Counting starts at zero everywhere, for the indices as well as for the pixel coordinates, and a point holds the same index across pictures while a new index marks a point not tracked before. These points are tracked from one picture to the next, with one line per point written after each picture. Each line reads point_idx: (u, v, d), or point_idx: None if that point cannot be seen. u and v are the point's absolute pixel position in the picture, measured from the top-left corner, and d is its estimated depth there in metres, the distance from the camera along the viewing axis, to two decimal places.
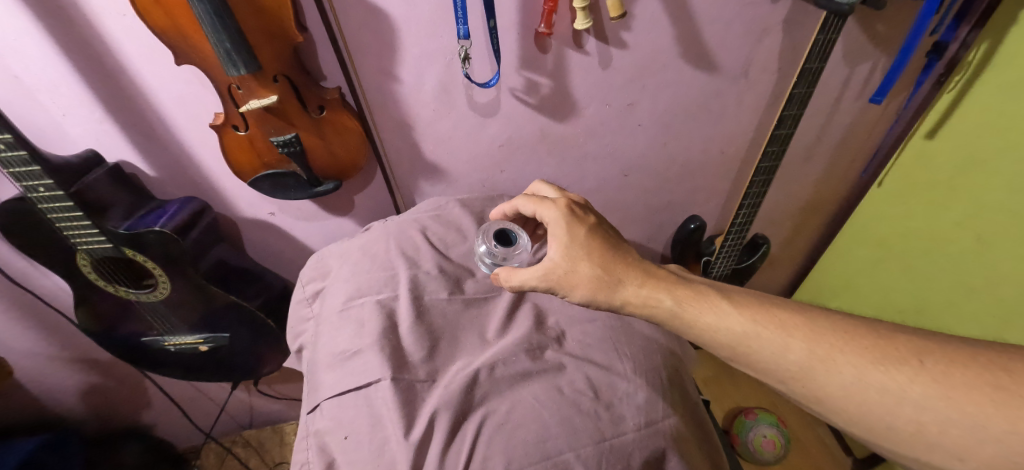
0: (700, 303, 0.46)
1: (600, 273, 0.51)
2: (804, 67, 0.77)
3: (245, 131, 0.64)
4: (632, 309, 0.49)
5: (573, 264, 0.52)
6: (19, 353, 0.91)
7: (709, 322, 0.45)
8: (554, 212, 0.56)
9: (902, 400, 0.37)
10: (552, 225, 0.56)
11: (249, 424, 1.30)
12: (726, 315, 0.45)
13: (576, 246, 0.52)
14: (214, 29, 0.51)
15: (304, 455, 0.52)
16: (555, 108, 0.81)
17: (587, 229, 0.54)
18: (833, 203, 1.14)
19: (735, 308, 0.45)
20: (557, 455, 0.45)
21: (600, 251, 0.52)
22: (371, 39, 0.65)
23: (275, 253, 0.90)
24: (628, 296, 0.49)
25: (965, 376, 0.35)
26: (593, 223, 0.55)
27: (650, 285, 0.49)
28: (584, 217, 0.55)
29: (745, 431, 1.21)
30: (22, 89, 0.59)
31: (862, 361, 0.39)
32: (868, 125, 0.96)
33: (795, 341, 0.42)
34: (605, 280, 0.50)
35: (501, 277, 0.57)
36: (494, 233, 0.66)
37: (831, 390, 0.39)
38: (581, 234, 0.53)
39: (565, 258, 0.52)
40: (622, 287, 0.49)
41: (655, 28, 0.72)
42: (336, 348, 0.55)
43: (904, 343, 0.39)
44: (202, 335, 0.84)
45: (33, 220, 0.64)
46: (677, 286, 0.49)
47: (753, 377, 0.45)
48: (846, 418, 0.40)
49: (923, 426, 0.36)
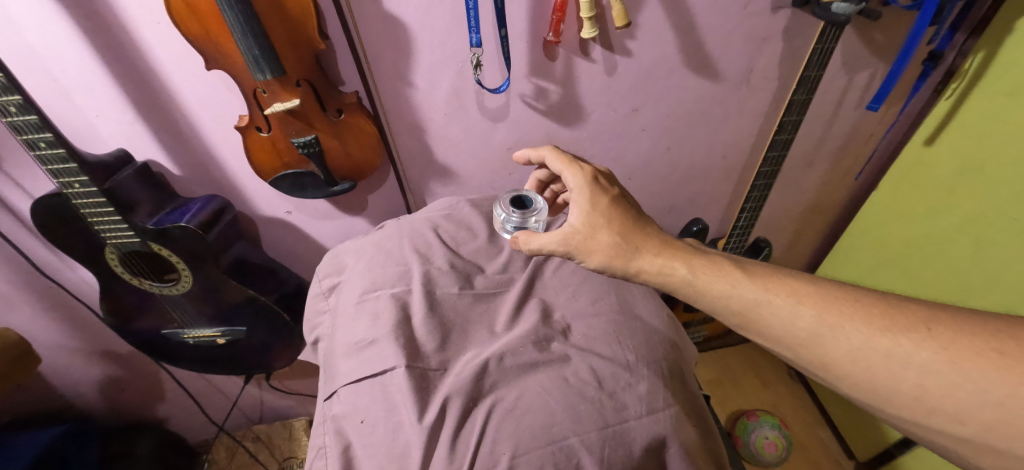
0: (714, 272, 0.49)
1: (619, 240, 0.53)
2: (803, 74, 0.80)
3: (268, 133, 0.68)
4: (646, 278, 0.52)
5: (593, 230, 0.54)
6: (43, 344, 0.95)
7: (722, 290, 0.48)
8: (579, 178, 0.59)
9: (907, 364, 0.39)
10: (575, 191, 0.58)
11: (259, 419, 1.33)
12: (739, 283, 0.48)
13: (597, 214, 0.55)
14: (244, 36, 0.55)
15: (321, 439, 0.55)
16: (561, 113, 0.83)
17: (609, 198, 0.56)
18: (835, 208, 1.16)
19: (748, 277, 0.48)
20: (563, 439, 0.47)
21: (621, 219, 0.54)
22: (388, 46, 0.68)
23: (290, 250, 0.93)
24: (644, 264, 0.52)
25: (971, 342, 0.37)
26: (616, 193, 0.57)
27: (666, 255, 0.52)
28: (608, 186, 0.58)
29: (746, 433, 1.23)
30: (60, 91, 0.63)
31: (869, 327, 0.41)
32: (868, 131, 0.99)
33: (804, 309, 0.44)
34: (623, 248, 0.53)
35: (519, 239, 0.60)
36: (510, 199, 0.69)
37: (836, 355, 0.42)
38: (603, 203, 0.56)
39: (586, 224, 0.55)
40: (639, 255, 0.52)
41: (659, 37, 0.75)
42: (353, 338, 0.58)
43: (913, 312, 0.41)
44: (220, 328, 0.87)
45: (66, 214, 0.68)
46: (693, 257, 0.51)
47: (758, 344, 0.48)
48: (851, 385, 0.42)
49: (926, 390, 0.38)
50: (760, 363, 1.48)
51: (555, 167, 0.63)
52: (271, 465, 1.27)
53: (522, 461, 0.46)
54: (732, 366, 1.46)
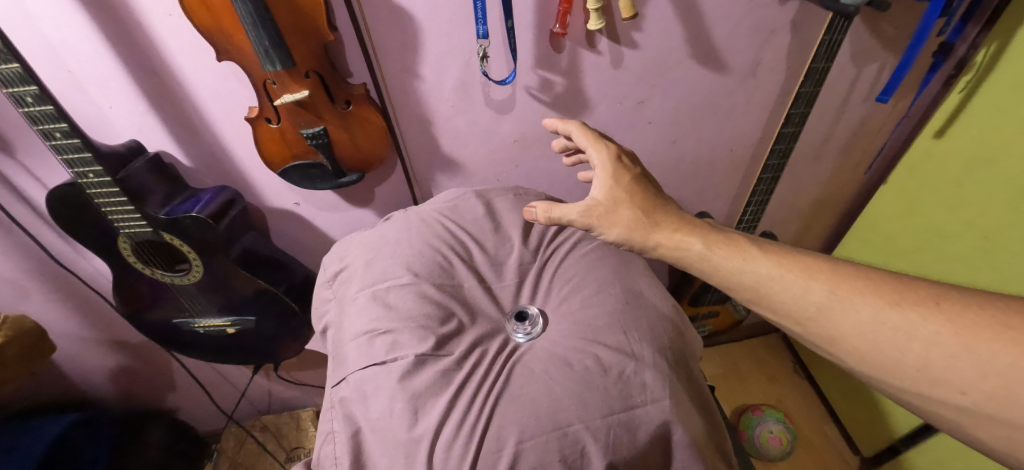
0: (730, 248, 0.49)
1: (640, 216, 0.53)
2: (811, 66, 0.79)
3: (277, 124, 0.69)
4: (663, 253, 0.52)
5: (615, 204, 0.54)
6: (57, 333, 0.97)
7: (738, 264, 0.48)
8: (604, 156, 0.57)
9: (913, 337, 0.39)
10: (598, 168, 0.57)
11: (267, 409, 1.35)
12: (754, 258, 0.48)
13: (620, 189, 0.54)
14: (255, 28, 0.55)
15: (331, 424, 0.56)
16: (567, 106, 0.84)
17: (632, 176, 0.56)
18: (842, 202, 1.16)
19: (764, 254, 0.48)
20: (568, 426, 0.49)
21: (643, 196, 0.54)
22: (396, 38, 0.69)
23: (299, 242, 0.94)
24: (662, 239, 0.52)
25: (978, 317, 0.38)
26: (639, 172, 0.57)
27: (684, 231, 0.52)
28: (631, 166, 0.57)
29: (751, 426, 1.23)
30: (74, 83, 0.64)
31: (879, 302, 0.42)
32: (875, 124, 0.98)
33: (816, 284, 0.45)
34: (642, 222, 0.52)
35: (538, 210, 0.56)
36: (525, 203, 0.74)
37: (844, 328, 0.42)
38: (625, 179, 0.55)
39: (608, 198, 0.54)
40: (658, 230, 0.52)
41: (666, 28, 0.75)
42: (361, 326, 0.59)
43: (922, 288, 0.42)
44: (230, 318, 0.88)
45: (81, 204, 0.69)
46: (710, 233, 0.51)
47: (767, 319, 0.48)
48: (855, 357, 0.42)
49: (929, 361, 0.38)
50: (766, 358, 1.48)
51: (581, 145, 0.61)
52: (279, 454, 1.29)
53: (527, 446, 0.48)
54: (736, 361, 1.47)
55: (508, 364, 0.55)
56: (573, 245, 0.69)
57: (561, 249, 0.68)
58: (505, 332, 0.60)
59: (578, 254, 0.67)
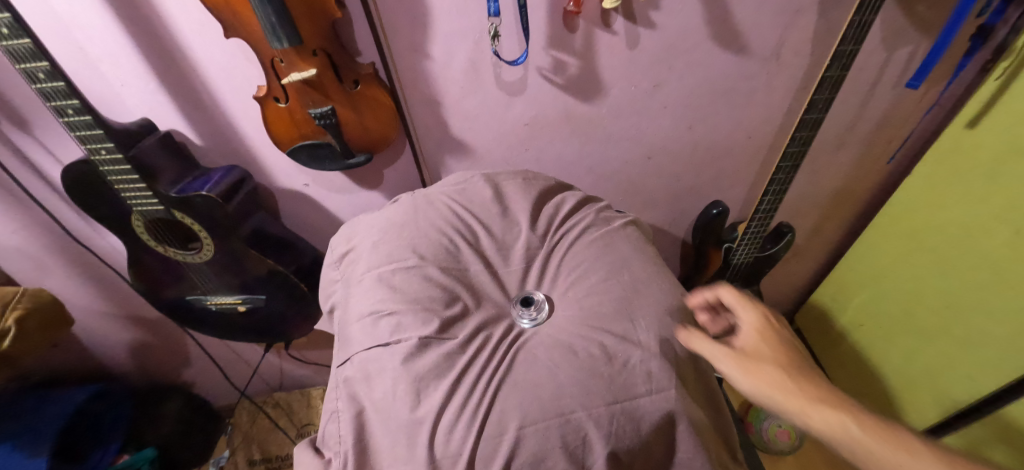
0: (891, 438, 0.44)
1: (785, 375, 0.50)
2: (838, 49, 0.76)
3: (285, 103, 0.68)
4: (808, 426, 0.47)
5: (761, 359, 0.51)
6: (77, 306, 1.00)
7: (900, 460, 0.43)
8: (752, 313, 0.57)
9: None
10: (745, 321, 0.57)
11: (279, 386, 1.38)
12: (921, 457, 0.42)
13: (766, 347, 0.53)
14: (261, 4, 0.54)
15: (335, 403, 0.57)
16: (580, 88, 0.82)
17: (782, 339, 0.54)
18: (865, 193, 1.12)
19: (933, 454, 0.42)
20: (571, 412, 0.48)
21: (790, 359, 0.52)
22: (405, 16, 0.67)
23: (308, 222, 0.94)
24: (809, 407, 0.47)
25: None
26: (788, 335, 0.55)
27: (834, 403, 0.47)
28: (776, 325, 0.56)
29: (759, 421, 1.21)
30: (87, 60, 0.64)
31: None
32: (905, 112, 0.94)
33: None
34: (789, 383, 0.49)
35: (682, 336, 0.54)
36: (535, 192, 0.72)
37: None
38: (769, 336, 0.54)
39: (754, 351, 0.53)
40: (805, 396, 0.48)
41: (685, 7, 0.72)
42: (366, 308, 0.59)
43: None
44: (241, 295, 0.90)
45: (94, 181, 0.70)
46: (867, 414, 0.46)
47: None
48: None
49: None
50: None
51: (709, 322, 0.61)
52: (290, 430, 1.32)
53: (528, 431, 0.47)
54: None
55: (512, 350, 0.55)
56: (582, 231, 0.67)
57: (570, 234, 0.67)
58: (510, 318, 0.59)
59: (587, 240, 0.66)
